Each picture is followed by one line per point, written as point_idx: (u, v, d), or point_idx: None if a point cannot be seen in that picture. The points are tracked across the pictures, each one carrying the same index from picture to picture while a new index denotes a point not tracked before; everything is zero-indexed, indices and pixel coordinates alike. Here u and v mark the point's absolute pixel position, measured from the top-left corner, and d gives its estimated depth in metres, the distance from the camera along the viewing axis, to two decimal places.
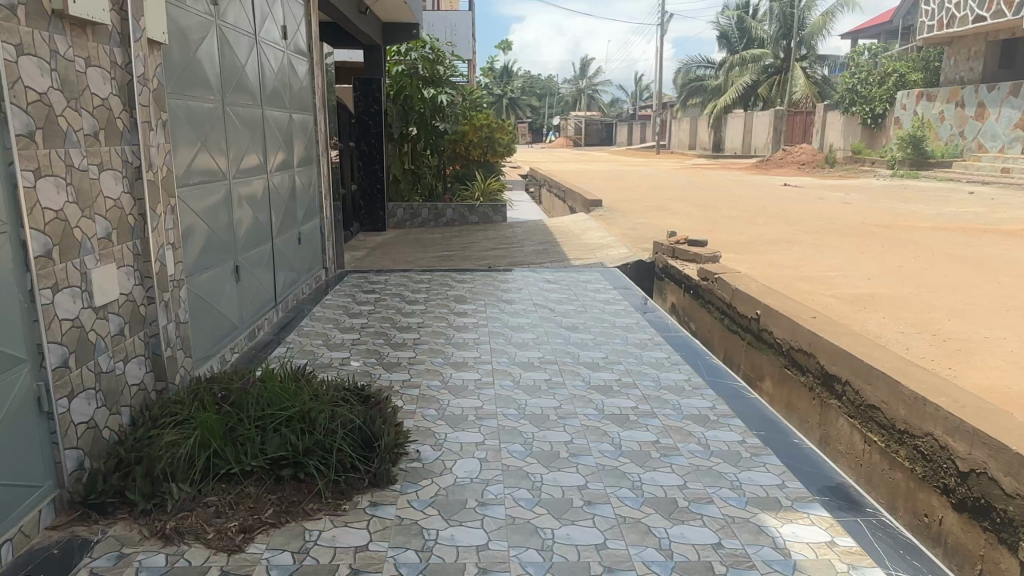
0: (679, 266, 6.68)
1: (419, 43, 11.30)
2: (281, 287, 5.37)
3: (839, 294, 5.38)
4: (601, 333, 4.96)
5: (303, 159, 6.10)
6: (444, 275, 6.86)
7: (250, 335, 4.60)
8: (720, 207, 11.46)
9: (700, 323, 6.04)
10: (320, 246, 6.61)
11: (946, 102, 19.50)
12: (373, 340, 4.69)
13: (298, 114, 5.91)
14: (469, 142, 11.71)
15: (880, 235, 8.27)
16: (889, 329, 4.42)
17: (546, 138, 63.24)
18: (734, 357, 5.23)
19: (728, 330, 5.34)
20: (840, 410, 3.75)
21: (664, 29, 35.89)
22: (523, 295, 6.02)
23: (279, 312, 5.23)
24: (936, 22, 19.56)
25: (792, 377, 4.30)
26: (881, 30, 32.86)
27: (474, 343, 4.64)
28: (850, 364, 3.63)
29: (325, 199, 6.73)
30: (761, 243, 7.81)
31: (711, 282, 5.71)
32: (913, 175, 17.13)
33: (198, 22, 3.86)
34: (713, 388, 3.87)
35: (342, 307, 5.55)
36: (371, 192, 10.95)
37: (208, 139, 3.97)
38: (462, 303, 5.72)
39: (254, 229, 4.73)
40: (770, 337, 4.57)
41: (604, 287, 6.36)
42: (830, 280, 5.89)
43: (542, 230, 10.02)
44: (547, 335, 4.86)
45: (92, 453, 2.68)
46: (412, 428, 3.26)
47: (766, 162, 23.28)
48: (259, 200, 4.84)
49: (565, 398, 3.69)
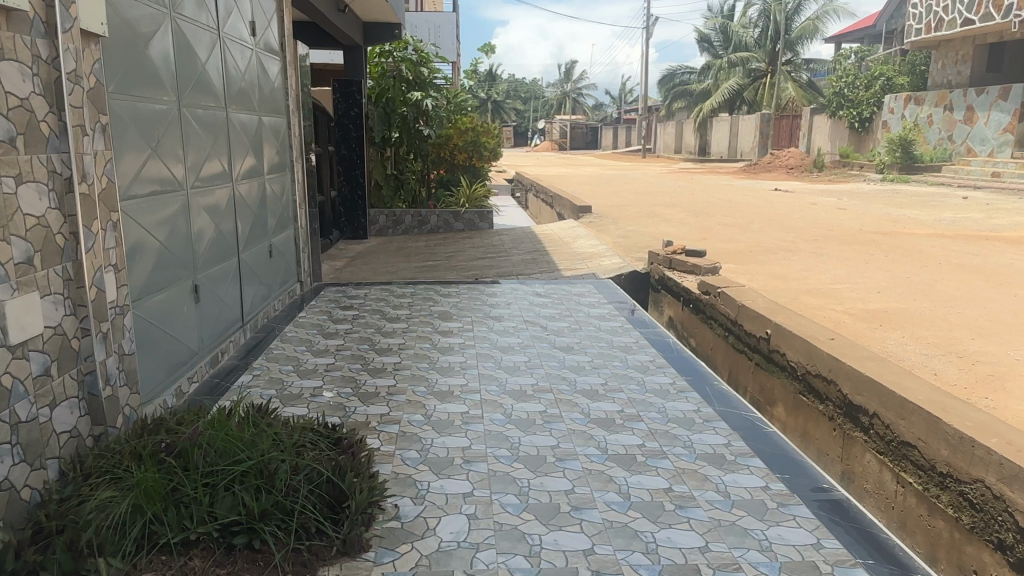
0: (676, 278, 6.31)
1: (401, 43, 10.93)
2: (250, 305, 4.93)
3: (852, 310, 5.03)
4: (599, 354, 4.56)
5: (276, 165, 5.67)
6: (427, 289, 6.44)
7: (212, 361, 4.16)
8: (713, 214, 11.16)
9: (701, 340, 5.67)
10: (294, 258, 6.17)
11: (934, 105, 19.38)
12: (349, 364, 4.27)
13: (269, 116, 5.48)
14: (453, 146, 11.43)
15: (881, 243, 7.97)
16: (910, 350, 4.07)
17: (531, 142, 62.98)
18: (741, 380, 4.86)
19: (733, 349, 4.97)
20: (866, 444, 3.39)
21: (648, 33, 35.70)
22: (512, 311, 5.61)
23: (247, 333, 4.80)
24: (923, 25, 19.40)
25: (809, 403, 3.94)
26: (865, 34, 32.89)
27: (460, 368, 4.23)
28: (879, 394, 3.27)
29: (300, 208, 6.30)
30: (759, 251, 7.48)
31: (714, 296, 5.34)
32: (904, 180, 16.98)
33: (148, 14, 3.43)
34: (726, 421, 3.49)
35: (316, 326, 5.12)
36: (352, 198, 10.48)
37: (161, 144, 3.54)
38: (446, 320, 5.31)
39: (217, 242, 4.29)
40: (783, 359, 4.21)
41: (598, 301, 5.98)
42: (838, 293, 5.54)
43: (530, 238, 9.64)
44: (539, 358, 4.46)
45: (5, 520, 2.25)
46: (389, 476, 2.84)
47: (754, 166, 23.09)
48: (223, 210, 4.40)
49: (563, 436, 3.29)
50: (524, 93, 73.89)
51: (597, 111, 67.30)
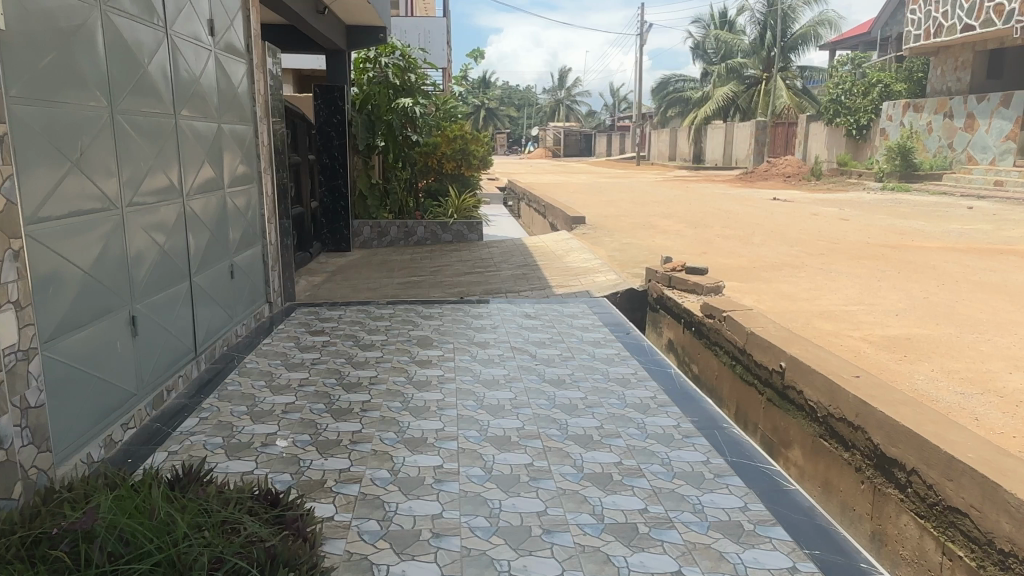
0: (677, 298, 5.84)
1: (388, 48, 10.55)
2: (206, 333, 4.44)
3: (872, 337, 4.57)
4: (594, 389, 4.07)
5: (241, 176, 5.19)
6: (407, 309, 5.94)
7: (155, 402, 3.67)
8: (712, 225, 10.73)
9: (704, 367, 5.19)
10: (262, 277, 5.67)
11: (934, 112, 19.03)
12: (311, 404, 3.77)
13: (232, 122, 5.00)
14: (441, 154, 10.93)
15: (891, 258, 7.54)
16: (944, 388, 3.61)
17: (524, 148, 62.65)
18: (751, 416, 4.38)
19: (741, 381, 4.49)
20: (903, 504, 2.92)
21: (641, 40, 35.38)
22: (498, 336, 5.12)
23: (201, 366, 4.31)
24: (922, 31, 18.96)
25: (831, 450, 3.47)
26: (860, 41, 32.66)
27: (437, 408, 3.73)
28: (920, 448, 2.80)
29: (270, 222, 5.81)
30: (764, 267, 7.03)
31: (719, 321, 4.87)
32: (905, 189, 16.59)
33: (69, 5, 2.98)
34: (740, 477, 3.01)
35: (280, 355, 4.61)
36: (334, 209, 9.96)
37: (86, 157, 3.07)
38: (425, 347, 4.82)
39: (164, 265, 3.81)
40: (801, 398, 3.74)
41: (592, 324, 5.51)
42: (854, 317, 5.09)
43: (520, 250, 9.20)
44: (528, 394, 3.97)
45: None
46: (340, 559, 2.36)
47: (750, 174, 22.74)
48: (171, 228, 3.92)
49: (552, 498, 2.80)
50: (518, 100, 73.65)
51: (592, 119, 67.10)
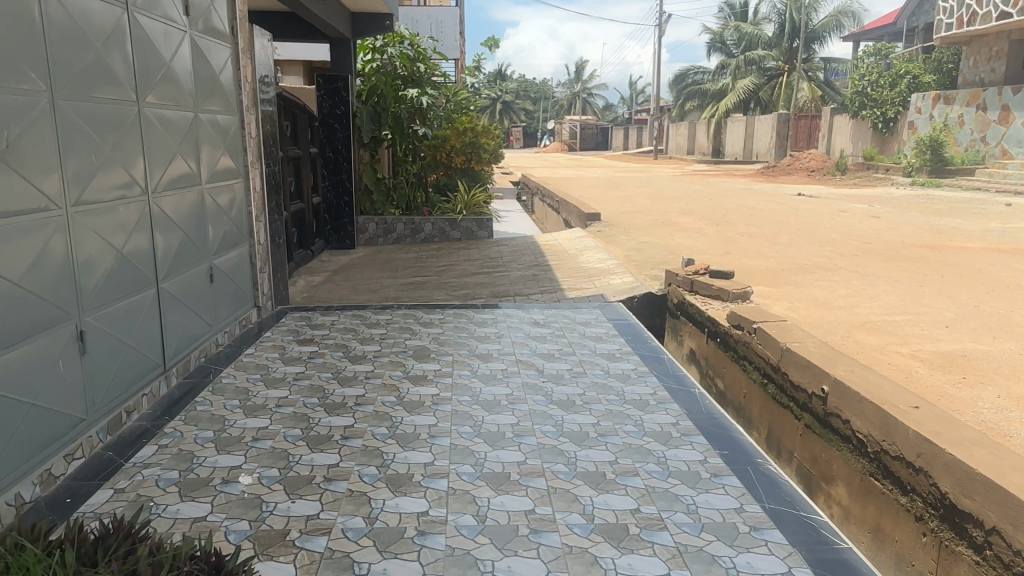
0: (700, 304, 5.35)
1: (396, 37, 10.02)
2: (179, 346, 4.01)
3: (922, 354, 4.04)
4: (608, 411, 3.59)
5: (225, 170, 4.76)
6: (407, 315, 5.49)
7: (111, 427, 3.26)
8: (734, 222, 10.21)
9: (731, 382, 4.69)
10: (250, 280, 5.24)
11: (966, 104, 18.24)
12: (287, 430, 3.32)
13: (213, 110, 4.56)
14: (451, 147, 10.60)
15: (931, 260, 6.98)
16: (1017, 421, 3.09)
17: (540, 142, 62.08)
18: (786, 443, 3.88)
19: (775, 402, 3.99)
20: (978, 569, 2.43)
21: (659, 31, 34.60)
22: (503, 347, 4.65)
23: (172, 382, 3.89)
24: (954, 19, 18.14)
25: (884, 492, 2.98)
26: (886, 32, 31.72)
27: (428, 436, 3.26)
28: (1002, 504, 2.31)
29: (259, 219, 5.37)
30: (793, 270, 6.51)
31: (748, 333, 4.37)
32: (936, 184, 15.94)
33: None
34: (783, 532, 2.52)
35: (261, 369, 4.18)
36: (338, 204, 9.53)
37: (16, 148, 2.65)
38: (421, 360, 4.35)
39: (122, 271, 3.38)
40: (847, 428, 3.24)
41: (607, 333, 5.03)
42: (899, 329, 4.56)
43: (531, 248, 8.74)
44: (533, 418, 3.49)
45: None
46: None
47: (771, 169, 22.11)
48: (132, 228, 3.49)
49: (557, 558, 2.33)
50: (534, 93, 73.05)
51: (608, 112, 66.37)
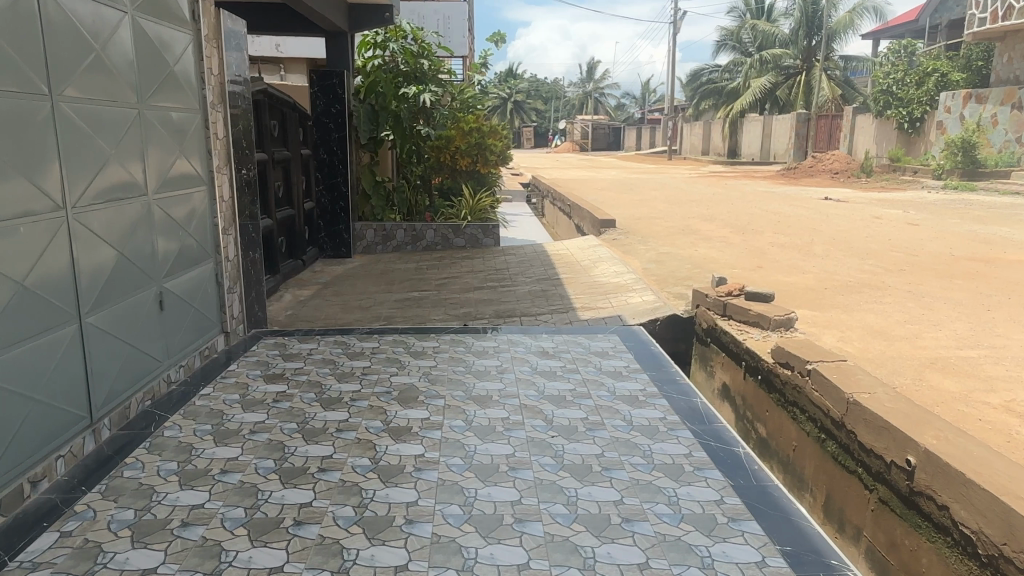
0: (735, 333, 4.61)
1: (398, 32, 9.33)
2: (113, 390, 3.33)
3: (1018, 408, 3.28)
4: (636, 482, 2.85)
5: (183, 176, 4.08)
6: (396, 342, 4.78)
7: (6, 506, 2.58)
8: (761, 230, 9.47)
9: (777, 430, 3.95)
10: (215, 301, 4.56)
11: (999, 103, 17.32)
12: (228, 511, 2.61)
13: (166, 107, 3.87)
14: (455, 149, 9.56)
15: (991, 277, 6.22)
16: None
17: (551, 142, 61.34)
18: (855, 516, 3.13)
19: (837, 465, 3.26)
20: None
21: (673, 30, 33.75)
22: (506, 386, 3.95)
23: (102, 437, 3.21)
24: (988, 14, 17.17)
25: None
26: (907, 30, 30.68)
27: (405, 522, 2.53)
28: None
29: (227, 231, 4.69)
30: (837, 289, 5.76)
31: (801, 374, 3.62)
32: (971, 188, 15.08)
33: None
34: None
35: (214, 417, 3.47)
36: (333, 209, 8.86)
37: None
38: (407, 405, 3.63)
39: (26, 308, 2.72)
40: (947, 516, 2.50)
41: (630, 366, 4.30)
42: (981, 370, 3.80)
43: (541, 258, 8.05)
44: (540, 493, 2.76)
45: None
46: None
47: (792, 171, 21.33)
48: (41, 250, 2.81)
49: None
50: (545, 92, 72.39)
51: (620, 111, 65.59)
